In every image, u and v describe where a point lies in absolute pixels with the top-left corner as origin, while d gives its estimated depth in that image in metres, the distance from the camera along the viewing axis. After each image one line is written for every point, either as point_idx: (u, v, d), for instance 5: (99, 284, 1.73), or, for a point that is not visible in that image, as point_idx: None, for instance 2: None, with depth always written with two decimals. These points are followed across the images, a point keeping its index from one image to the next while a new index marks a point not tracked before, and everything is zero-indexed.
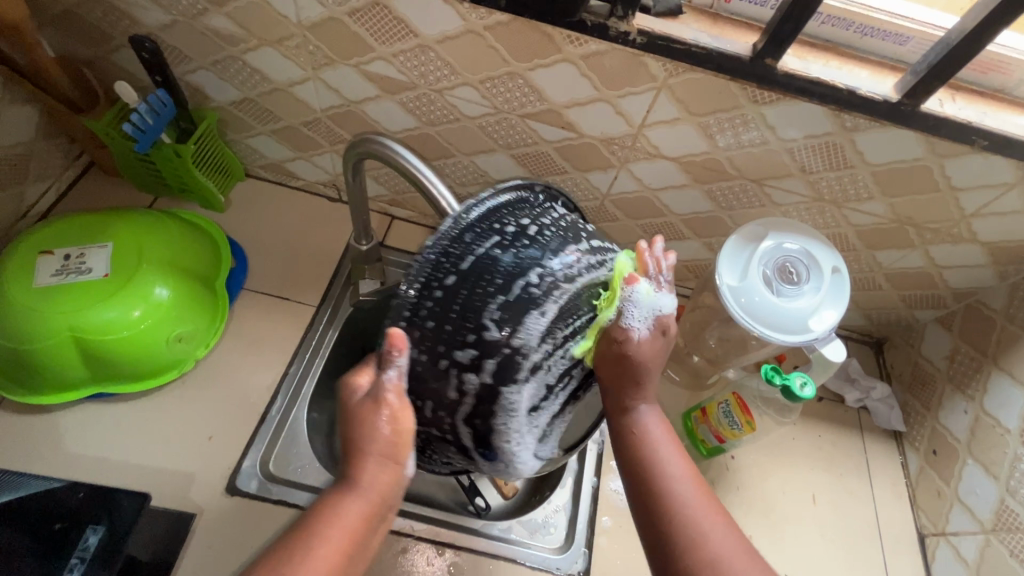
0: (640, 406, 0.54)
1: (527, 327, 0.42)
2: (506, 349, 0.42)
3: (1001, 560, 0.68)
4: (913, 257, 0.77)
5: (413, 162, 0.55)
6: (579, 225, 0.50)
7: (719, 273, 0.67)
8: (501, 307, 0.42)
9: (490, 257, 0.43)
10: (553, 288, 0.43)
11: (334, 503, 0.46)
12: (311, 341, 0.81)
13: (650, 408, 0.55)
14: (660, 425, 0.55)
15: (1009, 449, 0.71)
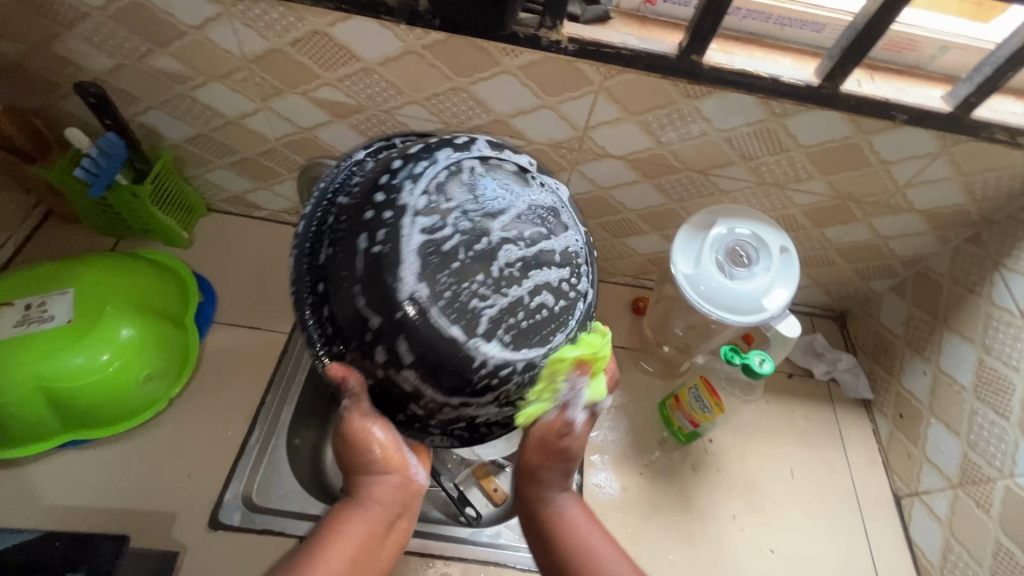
0: (556, 494, 0.57)
1: (402, 281, 0.38)
2: (398, 315, 0.38)
3: (970, 512, 0.71)
4: (859, 231, 0.80)
5: None
6: (391, 155, 0.44)
7: (675, 263, 0.70)
8: (364, 290, 0.39)
9: (330, 258, 0.41)
10: (395, 229, 0.38)
11: (341, 517, 0.50)
12: (286, 368, 0.82)
13: (565, 494, 0.58)
14: (576, 507, 0.57)
15: (965, 405, 0.74)
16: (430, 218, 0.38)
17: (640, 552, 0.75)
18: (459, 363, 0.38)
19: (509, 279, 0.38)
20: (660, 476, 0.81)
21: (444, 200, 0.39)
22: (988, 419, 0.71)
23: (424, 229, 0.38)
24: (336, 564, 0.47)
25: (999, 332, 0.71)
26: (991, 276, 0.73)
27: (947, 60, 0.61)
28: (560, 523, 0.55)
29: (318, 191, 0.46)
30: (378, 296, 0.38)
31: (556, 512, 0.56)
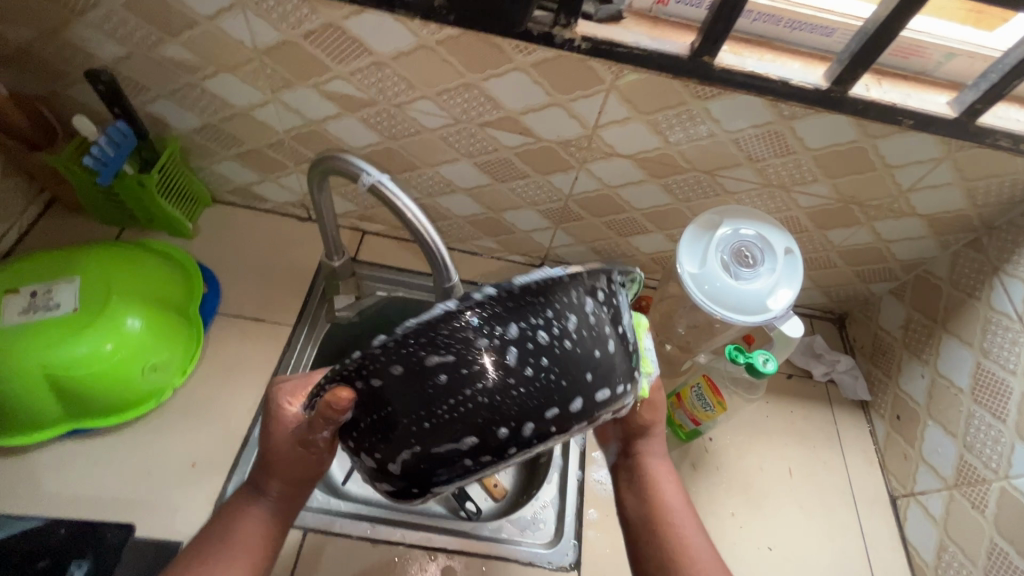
0: (651, 444, 0.67)
1: (424, 480, 0.40)
2: (397, 481, 0.41)
3: (965, 513, 0.72)
4: (861, 234, 0.81)
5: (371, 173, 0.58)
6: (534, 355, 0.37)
7: (681, 262, 0.70)
8: (393, 458, 0.40)
9: (389, 404, 0.38)
10: (453, 453, 0.38)
11: (246, 512, 0.55)
12: (289, 360, 0.83)
13: (659, 445, 0.67)
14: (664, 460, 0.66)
15: (963, 407, 0.75)
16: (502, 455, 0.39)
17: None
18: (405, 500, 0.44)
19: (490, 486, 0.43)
20: None
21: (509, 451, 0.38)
22: (985, 422, 0.72)
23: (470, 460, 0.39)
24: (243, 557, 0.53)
25: (998, 336, 0.72)
26: (990, 281, 0.74)
27: (953, 67, 0.62)
28: (654, 488, 0.63)
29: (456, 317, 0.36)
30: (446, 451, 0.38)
31: (648, 457, 0.66)
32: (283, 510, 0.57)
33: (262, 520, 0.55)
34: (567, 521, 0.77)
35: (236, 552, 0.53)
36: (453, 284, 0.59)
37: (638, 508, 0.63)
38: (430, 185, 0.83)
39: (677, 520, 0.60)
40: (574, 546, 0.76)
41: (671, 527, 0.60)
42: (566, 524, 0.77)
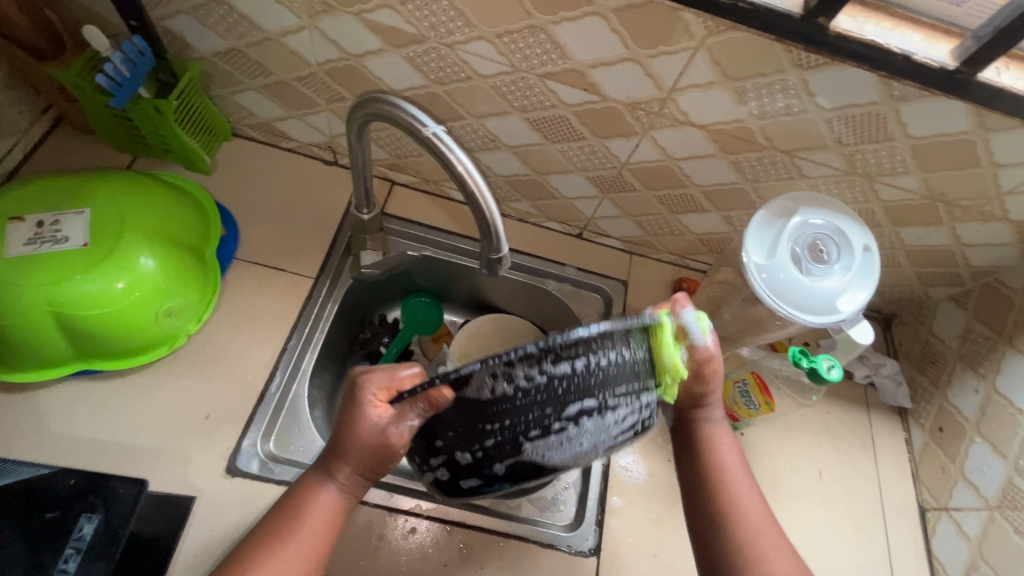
0: (716, 425, 0.61)
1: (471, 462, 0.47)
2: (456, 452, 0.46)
3: (1005, 537, 0.69)
4: (938, 235, 0.74)
5: (422, 121, 0.51)
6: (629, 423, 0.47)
7: (747, 250, 0.64)
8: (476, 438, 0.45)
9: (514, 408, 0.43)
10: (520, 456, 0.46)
11: (304, 499, 0.54)
12: (311, 315, 0.78)
13: (723, 429, 0.61)
14: (730, 444, 0.61)
15: (1019, 429, 0.71)
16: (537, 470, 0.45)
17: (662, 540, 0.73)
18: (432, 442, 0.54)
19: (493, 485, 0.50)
20: None
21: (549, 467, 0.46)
22: None
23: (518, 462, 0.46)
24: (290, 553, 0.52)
25: None
26: None
27: None
28: (713, 455, 0.60)
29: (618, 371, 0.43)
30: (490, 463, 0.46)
31: (712, 446, 0.60)
32: (348, 499, 0.55)
33: (325, 506, 0.54)
34: (589, 507, 0.75)
35: (299, 542, 0.52)
36: (500, 254, 0.57)
37: (690, 481, 0.60)
38: (473, 139, 0.76)
39: (737, 494, 0.58)
40: (593, 531, 0.73)
41: (729, 492, 0.58)
42: (587, 509, 0.75)
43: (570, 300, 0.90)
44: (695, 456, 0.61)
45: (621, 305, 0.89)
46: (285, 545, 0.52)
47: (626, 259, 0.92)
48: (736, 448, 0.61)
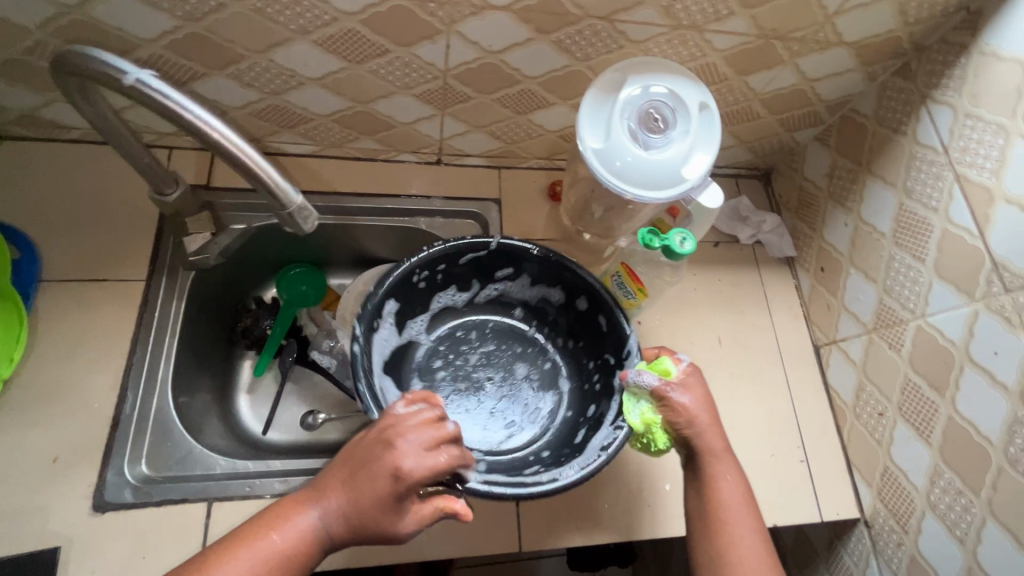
0: (724, 471, 0.58)
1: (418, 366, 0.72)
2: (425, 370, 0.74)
3: (883, 354, 0.73)
4: (785, 76, 0.71)
5: (126, 68, 0.47)
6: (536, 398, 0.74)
7: (582, 136, 0.59)
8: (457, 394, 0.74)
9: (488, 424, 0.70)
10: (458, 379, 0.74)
11: (289, 521, 0.47)
12: (153, 320, 0.70)
13: (734, 476, 0.58)
14: (739, 487, 0.58)
15: (884, 252, 0.73)
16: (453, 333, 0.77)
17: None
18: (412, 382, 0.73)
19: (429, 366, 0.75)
20: None
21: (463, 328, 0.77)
22: (905, 263, 0.70)
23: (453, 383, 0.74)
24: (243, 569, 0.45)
25: (922, 172, 0.67)
26: (917, 110, 0.67)
27: None
28: (715, 501, 0.58)
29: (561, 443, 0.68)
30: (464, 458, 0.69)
31: (719, 493, 0.58)
32: (328, 543, 0.47)
33: (305, 541, 0.47)
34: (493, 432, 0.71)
35: (256, 558, 0.46)
36: (295, 204, 0.52)
37: (701, 508, 0.58)
38: (271, 81, 0.66)
39: (738, 533, 0.56)
40: None
41: (733, 540, 0.56)
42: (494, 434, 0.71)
43: (444, 233, 0.84)
44: (706, 504, 0.58)
45: (497, 225, 0.84)
46: (247, 554, 0.46)
47: (493, 176, 0.86)
48: (741, 487, 0.58)
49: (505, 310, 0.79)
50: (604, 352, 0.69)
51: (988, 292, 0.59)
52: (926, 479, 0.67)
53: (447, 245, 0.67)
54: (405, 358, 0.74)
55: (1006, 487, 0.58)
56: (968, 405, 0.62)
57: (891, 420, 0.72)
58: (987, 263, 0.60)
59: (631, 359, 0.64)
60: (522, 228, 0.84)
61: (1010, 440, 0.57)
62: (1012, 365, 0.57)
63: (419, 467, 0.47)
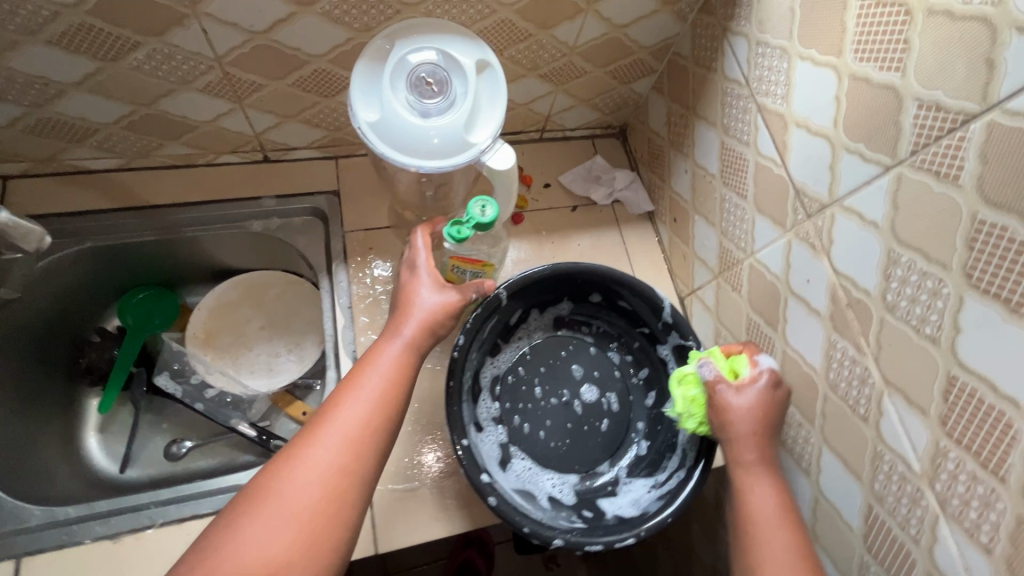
0: (762, 486, 0.56)
1: (498, 428, 0.71)
2: (536, 416, 0.72)
3: (729, 297, 0.72)
4: (592, 26, 0.69)
5: None
6: (629, 386, 0.76)
7: (357, 111, 0.54)
8: (571, 424, 0.72)
9: (608, 432, 0.73)
10: (580, 394, 0.74)
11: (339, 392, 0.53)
12: None
13: (769, 490, 0.56)
14: (776, 503, 0.55)
15: (716, 194, 0.71)
16: (521, 368, 0.74)
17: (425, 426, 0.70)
18: (533, 436, 0.71)
19: (491, 420, 0.71)
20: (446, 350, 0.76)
21: (535, 356, 0.75)
22: (733, 203, 0.68)
23: (558, 408, 0.73)
24: (308, 464, 0.48)
25: (733, 107, 0.65)
26: (722, 45, 0.66)
27: None
28: (752, 508, 0.55)
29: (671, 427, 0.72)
30: (600, 474, 0.71)
31: (754, 505, 0.55)
32: (407, 361, 0.57)
33: (383, 373, 0.55)
34: None
35: (321, 441, 0.49)
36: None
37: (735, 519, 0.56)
38: (25, 92, 0.60)
39: (769, 541, 0.53)
40: None
41: (762, 553, 0.52)
42: None
43: (283, 234, 0.80)
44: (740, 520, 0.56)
45: (337, 218, 0.80)
46: (319, 441, 0.49)
47: (329, 167, 0.81)
48: (778, 503, 0.56)
49: (518, 345, 0.76)
50: (641, 323, 0.75)
51: (796, 220, 0.58)
52: None
53: (466, 326, 0.67)
54: (491, 429, 0.71)
55: (833, 412, 0.57)
56: (795, 335, 0.61)
57: None
58: (789, 191, 0.59)
59: (677, 326, 0.71)
60: (363, 217, 0.80)
61: (829, 365, 0.57)
62: (820, 290, 0.56)
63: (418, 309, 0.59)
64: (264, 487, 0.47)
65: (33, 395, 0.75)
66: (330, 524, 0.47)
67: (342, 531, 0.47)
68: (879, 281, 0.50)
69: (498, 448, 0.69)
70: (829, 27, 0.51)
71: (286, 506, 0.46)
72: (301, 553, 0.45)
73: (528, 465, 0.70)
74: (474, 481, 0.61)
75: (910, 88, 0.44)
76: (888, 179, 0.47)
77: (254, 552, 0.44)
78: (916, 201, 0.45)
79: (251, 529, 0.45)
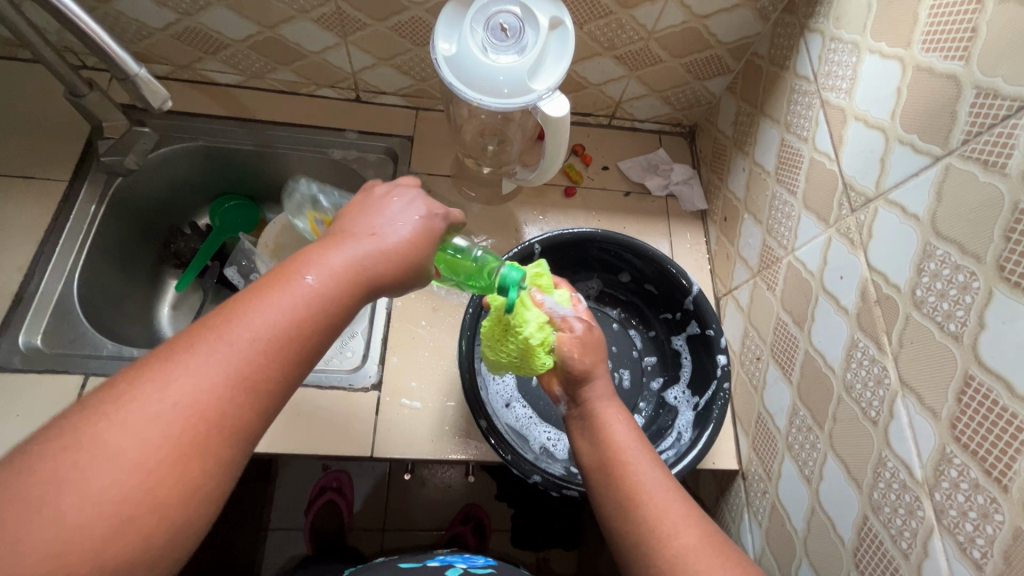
0: (610, 412, 0.56)
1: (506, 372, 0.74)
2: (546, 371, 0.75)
3: (763, 297, 0.71)
4: (671, 12, 0.72)
5: None
6: (641, 367, 0.76)
7: (437, 44, 0.61)
8: None
9: None
10: None
11: (239, 310, 0.38)
12: (68, 218, 0.77)
13: (617, 416, 0.55)
14: (625, 427, 0.55)
15: (769, 191, 0.71)
16: None
17: (440, 355, 0.75)
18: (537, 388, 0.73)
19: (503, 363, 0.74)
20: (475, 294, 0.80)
21: None
22: (782, 199, 0.68)
23: None
24: (180, 387, 0.35)
25: (798, 104, 0.66)
26: (798, 43, 0.66)
27: None
28: (608, 436, 0.54)
29: (673, 409, 0.71)
30: None
31: (608, 435, 0.54)
32: (332, 296, 0.41)
33: (303, 299, 0.40)
34: (372, 347, 0.75)
35: (205, 360, 0.36)
36: (135, 75, 0.55)
37: (596, 451, 0.54)
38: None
39: (639, 469, 0.52)
40: (376, 367, 0.74)
41: (631, 476, 0.51)
42: (371, 349, 0.75)
43: (358, 166, 0.88)
44: (601, 457, 0.53)
45: (407, 160, 0.87)
46: (199, 358, 0.36)
47: (409, 115, 0.90)
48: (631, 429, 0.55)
49: None
50: (664, 309, 0.75)
51: (839, 215, 0.57)
52: (787, 419, 0.64)
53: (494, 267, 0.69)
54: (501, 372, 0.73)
55: (844, 416, 0.55)
56: (820, 335, 0.59)
57: (765, 363, 0.69)
58: (838, 185, 0.58)
59: (698, 313, 0.70)
60: (429, 163, 0.87)
61: (847, 366, 0.55)
62: (852, 286, 0.55)
63: (399, 228, 0.47)
64: (102, 401, 0.33)
65: (131, 262, 0.88)
66: (183, 481, 0.33)
67: (210, 492, 0.35)
68: (910, 276, 0.48)
69: (505, 390, 0.73)
70: (902, 19, 0.51)
71: (153, 428, 0.33)
72: (153, 509, 0.32)
73: (527, 413, 0.72)
74: (473, 404, 0.64)
75: (971, 76, 0.43)
76: (935, 171, 0.46)
77: (97, 483, 0.31)
78: (960, 192, 0.44)
79: (96, 449, 0.32)
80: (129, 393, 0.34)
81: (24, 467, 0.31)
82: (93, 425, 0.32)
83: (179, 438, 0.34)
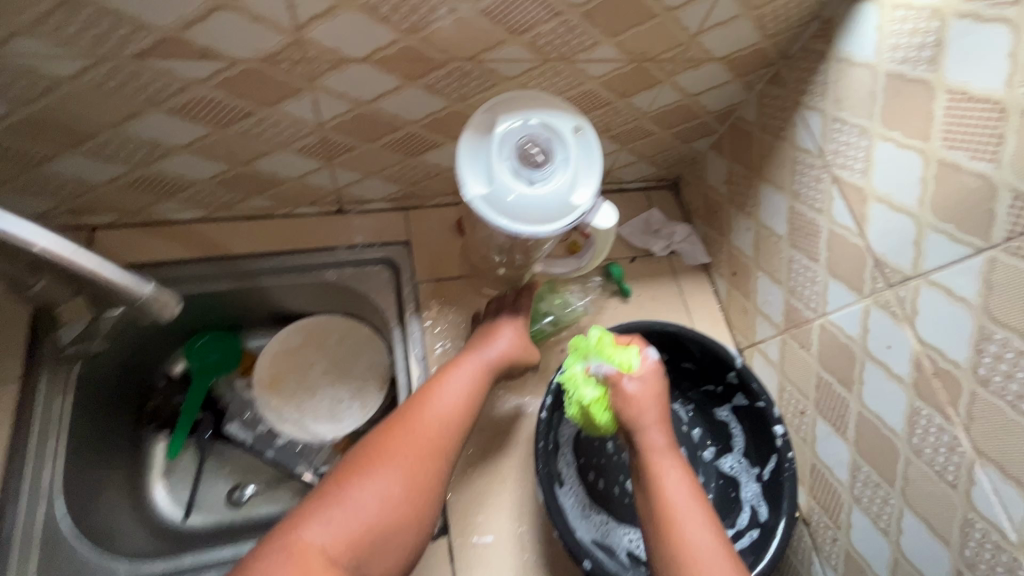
0: (665, 468, 0.57)
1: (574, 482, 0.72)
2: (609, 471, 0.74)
3: (796, 353, 0.74)
4: (667, 94, 0.72)
5: None
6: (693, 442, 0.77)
7: (466, 183, 0.57)
8: None
9: None
10: None
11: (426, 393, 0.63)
12: (34, 426, 0.64)
13: (672, 473, 0.57)
14: (681, 484, 0.56)
15: (784, 254, 0.74)
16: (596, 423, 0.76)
17: (500, 478, 0.72)
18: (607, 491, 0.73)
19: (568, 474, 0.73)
20: (517, 401, 0.77)
21: None
22: (802, 264, 0.71)
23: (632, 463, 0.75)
24: (404, 441, 0.58)
25: (805, 175, 0.69)
26: (794, 116, 0.69)
27: None
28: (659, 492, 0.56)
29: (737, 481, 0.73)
30: None
31: (660, 491, 0.56)
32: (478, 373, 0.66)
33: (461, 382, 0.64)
34: None
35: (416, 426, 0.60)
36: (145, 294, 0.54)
37: (649, 507, 0.56)
38: (135, 152, 0.62)
39: (687, 528, 0.53)
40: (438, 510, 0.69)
41: (680, 535, 0.53)
42: None
43: (357, 283, 0.82)
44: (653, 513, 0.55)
45: (409, 269, 0.82)
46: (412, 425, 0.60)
47: (400, 218, 0.83)
48: (688, 487, 0.56)
49: None
50: (706, 383, 0.77)
51: (875, 288, 0.61)
52: (848, 473, 0.68)
53: (550, 388, 0.69)
54: (568, 484, 0.72)
55: (916, 476, 0.59)
56: (873, 399, 0.63)
57: (811, 418, 0.73)
58: (869, 260, 0.61)
59: (744, 387, 0.72)
60: (435, 268, 0.81)
61: (912, 431, 0.59)
62: (903, 357, 0.59)
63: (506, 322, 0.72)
64: (368, 453, 0.57)
65: (106, 444, 0.76)
66: (418, 499, 0.56)
67: (421, 519, 0.56)
68: (971, 355, 0.52)
69: (578, 502, 0.71)
70: (915, 112, 0.54)
71: (386, 479, 0.55)
72: (389, 532, 0.53)
73: (603, 520, 0.71)
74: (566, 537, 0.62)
75: (1006, 179, 0.47)
76: (980, 261, 0.50)
77: (365, 509, 0.53)
78: (1012, 284, 0.48)
79: (370, 485, 0.55)
80: (381, 448, 0.58)
81: (338, 488, 0.55)
82: (366, 471, 0.56)
83: (411, 479, 0.56)
